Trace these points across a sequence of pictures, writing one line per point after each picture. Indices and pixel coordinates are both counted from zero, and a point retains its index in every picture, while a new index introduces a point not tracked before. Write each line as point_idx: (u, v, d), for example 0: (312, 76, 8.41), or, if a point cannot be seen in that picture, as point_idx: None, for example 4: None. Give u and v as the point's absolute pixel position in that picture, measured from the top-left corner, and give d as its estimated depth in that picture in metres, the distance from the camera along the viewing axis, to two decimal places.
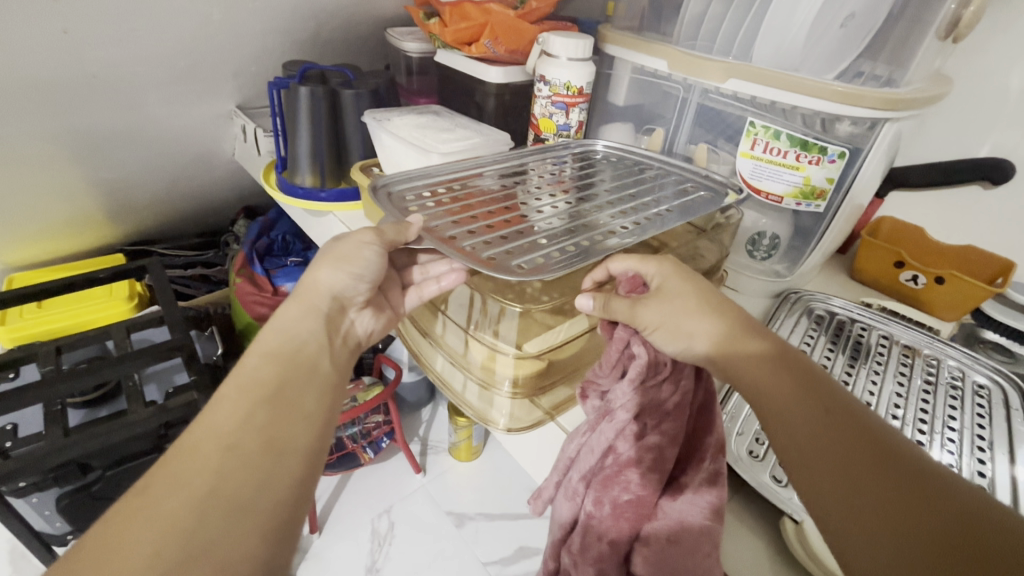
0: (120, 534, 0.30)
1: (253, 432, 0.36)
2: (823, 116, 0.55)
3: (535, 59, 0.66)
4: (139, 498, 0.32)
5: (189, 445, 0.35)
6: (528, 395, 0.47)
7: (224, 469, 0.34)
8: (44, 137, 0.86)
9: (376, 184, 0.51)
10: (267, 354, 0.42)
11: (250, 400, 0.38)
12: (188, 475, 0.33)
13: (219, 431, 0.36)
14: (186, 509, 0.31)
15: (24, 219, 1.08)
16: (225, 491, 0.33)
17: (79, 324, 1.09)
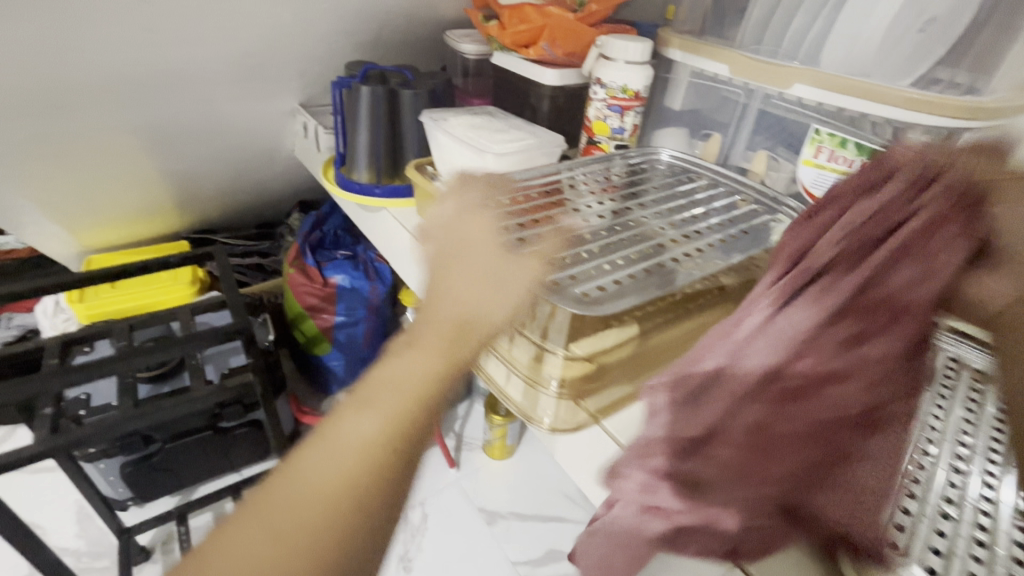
0: (287, 491, 0.30)
1: (404, 420, 0.33)
2: (896, 125, 0.52)
3: (592, 62, 0.66)
4: (308, 457, 0.31)
5: (328, 444, 0.31)
6: (575, 398, 0.47)
7: (370, 451, 0.31)
8: (126, 128, 0.93)
9: (445, 196, 0.53)
10: (418, 364, 0.35)
11: (410, 400, 0.34)
12: (327, 485, 0.30)
13: (359, 445, 0.31)
14: (344, 484, 0.30)
15: (104, 204, 1.16)
16: (370, 474, 0.31)
17: (148, 305, 1.17)
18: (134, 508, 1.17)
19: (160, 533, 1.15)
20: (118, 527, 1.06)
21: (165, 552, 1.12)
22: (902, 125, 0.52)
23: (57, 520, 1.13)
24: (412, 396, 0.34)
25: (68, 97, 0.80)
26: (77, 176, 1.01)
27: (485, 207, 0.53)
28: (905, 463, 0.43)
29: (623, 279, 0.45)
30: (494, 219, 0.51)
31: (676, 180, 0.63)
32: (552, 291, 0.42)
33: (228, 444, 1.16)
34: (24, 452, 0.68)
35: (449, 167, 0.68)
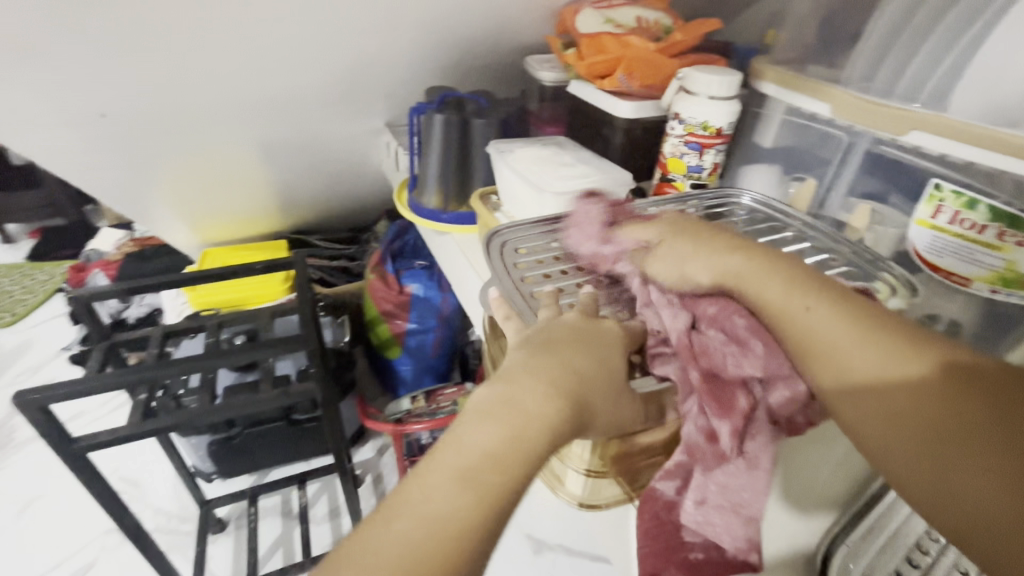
0: (374, 543, 0.30)
1: (491, 486, 0.32)
2: None
3: (672, 94, 0.61)
4: (401, 508, 0.31)
5: (412, 512, 0.31)
6: (604, 476, 0.44)
7: (449, 515, 0.31)
8: (235, 143, 1.03)
9: (491, 236, 0.52)
10: (490, 454, 0.32)
11: (495, 469, 0.32)
12: (413, 547, 0.30)
13: (433, 544, 0.30)
14: (425, 544, 0.30)
15: (218, 206, 1.30)
16: (441, 538, 0.30)
17: (244, 299, 1.28)
18: (217, 482, 1.29)
19: (235, 509, 1.26)
20: (200, 499, 1.17)
21: (237, 527, 1.22)
22: None
23: (157, 482, 1.28)
24: (503, 478, 0.32)
25: (186, 116, 0.90)
26: (195, 182, 1.14)
27: (533, 249, 0.52)
28: None
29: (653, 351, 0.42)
30: (537, 264, 0.50)
31: (758, 231, 0.56)
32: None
33: (299, 435, 1.24)
34: (120, 432, 0.77)
35: (510, 201, 0.66)
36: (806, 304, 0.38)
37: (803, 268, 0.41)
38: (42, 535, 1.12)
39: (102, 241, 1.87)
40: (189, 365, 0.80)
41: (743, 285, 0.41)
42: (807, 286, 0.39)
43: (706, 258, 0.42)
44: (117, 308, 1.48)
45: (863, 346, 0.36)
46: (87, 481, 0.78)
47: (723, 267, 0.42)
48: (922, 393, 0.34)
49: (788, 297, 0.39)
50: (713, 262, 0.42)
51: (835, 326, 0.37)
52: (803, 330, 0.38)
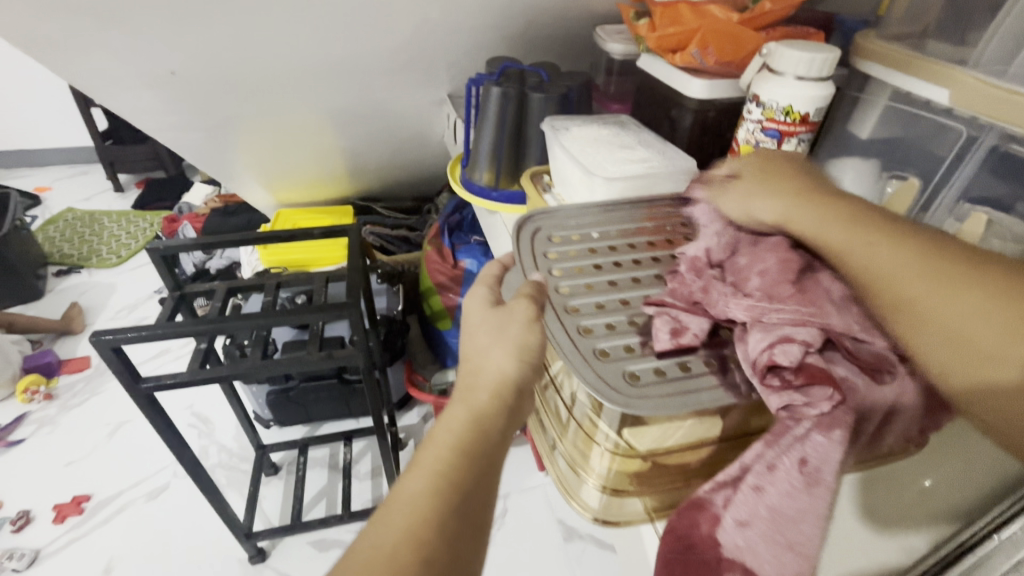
0: (381, 529, 0.31)
1: (478, 447, 0.35)
2: None
3: (753, 73, 0.54)
4: (399, 495, 0.33)
5: (410, 491, 0.33)
6: (621, 495, 0.40)
7: (447, 480, 0.33)
8: (303, 109, 1.05)
9: (525, 221, 0.48)
10: (456, 445, 0.35)
11: (474, 435, 0.35)
12: (420, 513, 0.32)
13: (407, 539, 0.31)
14: (432, 510, 0.32)
15: (290, 171, 1.36)
16: (450, 499, 0.32)
17: (308, 261, 1.34)
18: (274, 428, 1.38)
19: (288, 455, 1.34)
20: (257, 442, 1.26)
21: (288, 472, 1.31)
22: None
23: (223, 421, 1.39)
24: (481, 438, 0.35)
25: (256, 81, 0.93)
26: (268, 147, 1.19)
27: (569, 238, 0.47)
28: None
29: (697, 365, 0.37)
30: (571, 255, 0.45)
31: None
32: (597, 363, 0.36)
33: (349, 395, 1.29)
34: (180, 378, 0.84)
35: (561, 183, 0.62)
36: (865, 245, 0.34)
37: (867, 206, 0.37)
38: (126, 454, 1.27)
39: (194, 196, 2.04)
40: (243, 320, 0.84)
41: (799, 225, 0.38)
42: (859, 222, 0.36)
43: (765, 194, 0.41)
44: (201, 258, 1.60)
45: (924, 277, 0.32)
46: (152, 416, 0.86)
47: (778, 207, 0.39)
48: (995, 312, 0.29)
49: (845, 236, 0.35)
50: (768, 198, 0.41)
51: (889, 256, 0.33)
52: (859, 261, 0.34)
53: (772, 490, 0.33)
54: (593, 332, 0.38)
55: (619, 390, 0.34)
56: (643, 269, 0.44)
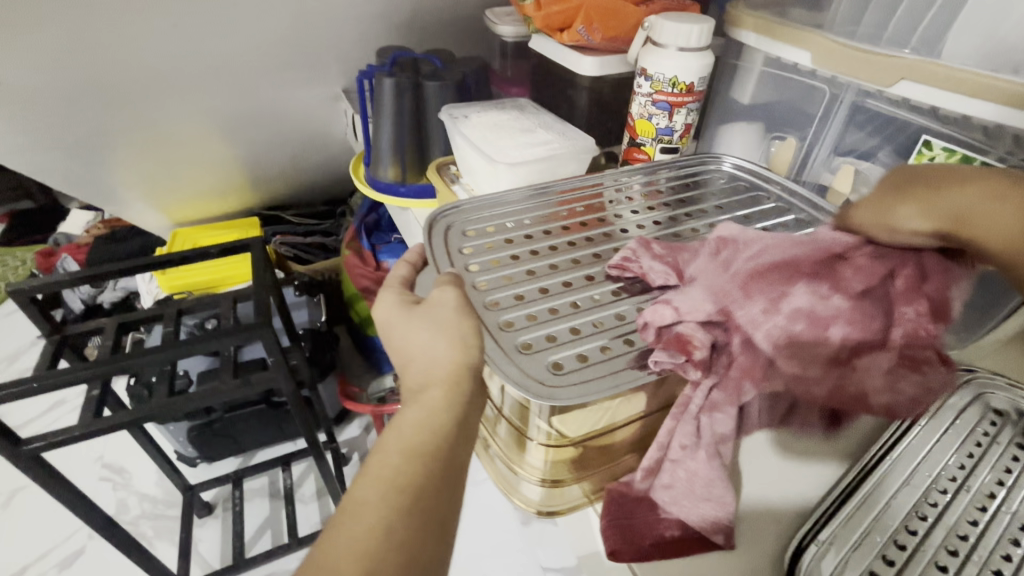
0: (329, 550, 0.27)
1: (436, 446, 0.31)
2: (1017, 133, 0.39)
3: (639, 47, 0.55)
4: (347, 510, 0.29)
5: (358, 503, 0.29)
6: (561, 484, 0.40)
7: (399, 486, 0.29)
8: (183, 116, 0.95)
9: (434, 219, 0.46)
10: (405, 450, 0.31)
11: (431, 434, 0.32)
12: (371, 526, 0.28)
13: (356, 554, 0.27)
14: (388, 521, 0.28)
15: (179, 189, 1.22)
16: (407, 505, 0.29)
17: (213, 282, 1.23)
18: (202, 466, 1.27)
19: (221, 492, 1.25)
20: (183, 484, 1.16)
21: (224, 509, 1.21)
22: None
23: (140, 469, 1.26)
24: (438, 438, 0.32)
25: (117, 89, 0.83)
26: (148, 167, 1.07)
27: (482, 231, 0.46)
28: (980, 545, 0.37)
29: (617, 345, 0.36)
30: (486, 249, 0.44)
31: (736, 200, 0.51)
32: (519, 356, 0.34)
33: (281, 418, 1.22)
34: (72, 432, 0.74)
35: (468, 173, 0.60)
36: None
37: None
38: (24, 524, 1.12)
39: (73, 225, 1.82)
40: (143, 356, 0.76)
41: (1017, 257, 0.32)
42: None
43: (980, 203, 0.32)
44: (89, 293, 1.43)
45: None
46: (43, 478, 0.76)
47: (995, 228, 0.32)
48: None
49: None
50: (953, 214, 0.32)
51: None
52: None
53: (702, 451, 0.36)
54: (514, 325, 0.37)
55: (545, 382, 0.33)
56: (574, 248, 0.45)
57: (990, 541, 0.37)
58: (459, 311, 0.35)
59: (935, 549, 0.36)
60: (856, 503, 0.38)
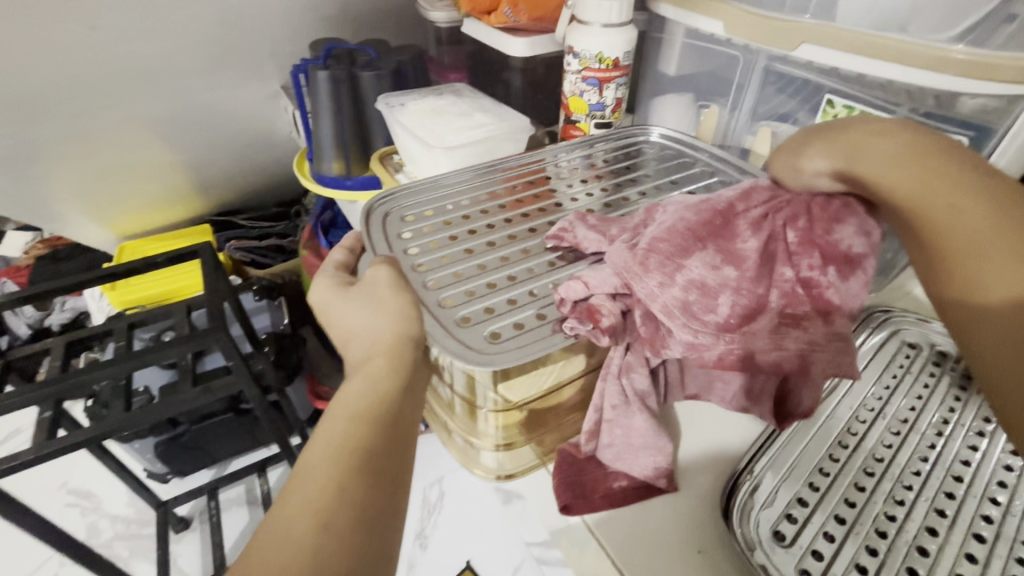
0: (280, 513, 0.27)
1: (385, 405, 0.31)
2: (909, 86, 0.42)
3: (565, 27, 0.57)
4: (297, 473, 0.28)
5: (307, 465, 0.28)
6: (514, 447, 0.42)
7: (348, 444, 0.29)
8: (116, 123, 0.92)
9: (373, 206, 0.47)
10: (353, 413, 0.30)
11: (379, 394, 0.31)
12: (322, 482, 0.27)
13: (306, 510, 0.26)
14: (338, 477, 0.27)
15: (123, 203, 1.17)
16: (359, 460, 0.28)
17: (168, 293, 1.19)
18: (174, 481, 1.25)
19: (197, 505, 1.23)
20: (155, 501, 1.14)
21: (201, 522, 1.20)
22: (916, 87, 0.42)
23: (109, 491, 1.23)
24: (386, 398, 0.32)
25: (39, 96, 0.80)
26: (86, 181, 1.03)
27: (422, 215, 0.47)
28: (893, 463, 0.40)
29: (553, 311, 0.38)
30: (425, 232, 0.45)
31: (667, 167, 0.54)
32: (458, 329, 0.36)
33: (251, 425, 1.20)
34: (25, 456, 0.72)
35: (408, 161, 0.61)
36: (949, 206, 0.34)
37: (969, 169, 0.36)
38: None
39: (10, 247, 1.73)
40: (93, 372, 0.74)
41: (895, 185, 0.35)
42: (951, 180, 0.35)
43: (879, 141, 0.37)
44: (35, 316, 1.37)
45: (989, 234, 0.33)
46: (2, 506, 0.74)
47: (881, 160, 0.36)
48: None
49: (932, 191, 0.35)
50: (849, 152, 0.37)
51: (978, 221, 0.33)
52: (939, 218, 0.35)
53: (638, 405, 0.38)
54: (453, 302, 0.38)
55: (483, 349, 0.34)
56: (512, 224, 0.46)
57: (902, 460, 0.40)
58: (396, 289, 0.36)
59: (852, 472, 0.39)
60: (783, 440, 0.41)
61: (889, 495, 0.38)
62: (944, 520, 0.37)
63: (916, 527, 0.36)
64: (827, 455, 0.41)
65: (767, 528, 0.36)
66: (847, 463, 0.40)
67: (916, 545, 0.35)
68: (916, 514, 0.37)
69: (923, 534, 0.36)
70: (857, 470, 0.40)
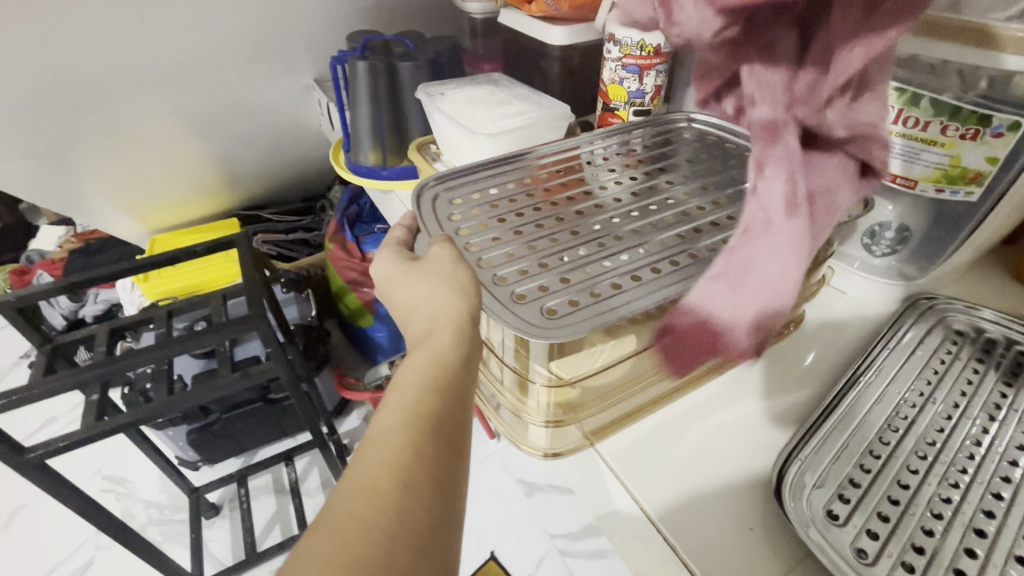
0: (358, 458, 0.30)
1: (454, 376, 0.34)
2: (960, 67, 0.40)
3: (605, 14, 0.57)
4: (371, 433, 0.31)
5: (380, 427, 0.31)
6: (563, 419, 0.43)
7: (417, 410, 0.31)
8: (155, 116, 0.95)
9: (421, 189, 0.48)
10: (422, 383, 0.33)
11: (441, 368, 0.34)
12: (395, 445, 0.30)
13: (386, 465, 0.29)
14: (410, 442, 0.30)
15: (158, 196, 1.21)
16: (430, 423, 0.31)
17: (201, 284, 1.22)
18: (204, 469, 1.28)
19: (226, 492, 1.25)
20: (188, 487, 1.16)
21: (231, 509, 1.22)
22: (970, 68, 0.39)
23: (143, 477, 1.26)
24: (447, 375, 0.34)
25: (84, 88, 0.82)
26: (124, 172, 1.06)
27: (468, 198, 0.47)
28: (948, 448, 0.40)
29: (605, 290, 0.39)
30: (473, 215, 0.45)
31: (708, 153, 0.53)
32: (515, 305, 0.36)
33: (279, 414, 1.22)
34: (74, 436, 0.75)
35: (448, 149, 0.62)
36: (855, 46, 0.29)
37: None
38: (29, 539, 1.11)
39: (45, 241, 1.78)
40: (138, 356, 0.76)
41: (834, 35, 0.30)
42: None
43: None
44: (71, 307, 1.41)
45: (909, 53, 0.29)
46: (51, 485, 0.76)
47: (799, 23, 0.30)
48: None
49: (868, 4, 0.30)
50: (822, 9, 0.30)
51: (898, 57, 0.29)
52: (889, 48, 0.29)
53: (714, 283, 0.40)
54: (507, 280, 0.39)
55: (538, 323, 0.35)
56: (554, 208, 0.47)
57: (956, 445, 0.40)
58: (456, 263, 0.38)
59: (903, 455, 0.39)
60: (831, 422, 0.41)
61: (944, 479, 0.38)
62: (1000, 504, 0.36)
63: (974, 512, 0.36)
64: (878, 436, 0.41)
65: (820, 506, 0.37)
66: (898, 447, 0.40)
67: (975, 529, 0.35)
68: (972, 497, 0.37)
69: (980, 517, 0.36)
70: (910, 459, 0.39)
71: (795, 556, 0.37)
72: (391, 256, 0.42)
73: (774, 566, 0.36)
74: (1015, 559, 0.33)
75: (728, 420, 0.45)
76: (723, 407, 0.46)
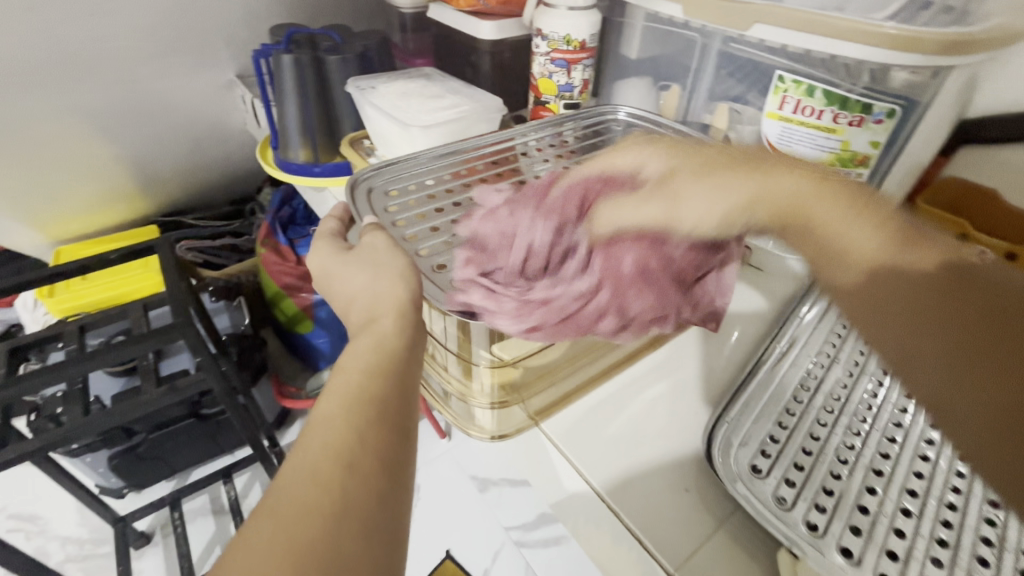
0: (300, 448, 0.29)
1: (398, 360, 0.34)
2: (846, 61, 0.46)
3: (532, 10, 0.59)
4: (314, 423, 0.30)
5: (323, 416, 0.31)
6: (508, 403, 0.44)
7: (361, 396, 0.31)
8: (53, 115, 0.87)
9: (356, 182, 0.47)
10: (366, 369, 0.33)
11: (385, 353, 0.34)
12: (339, 432, 0.29)
13: (329, 451, 0.28)
14: (355, 428, 0.30)
15: (61, 203, 1.10)
16: (375, 410, 0.31)
17: (117, 296, 1.12)
18: (130, 495, 1.18)
19: (157, 518, 1.17)
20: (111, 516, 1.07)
21: (164, 535, 1.14)
22: (854, 61, 0.46)
23: (57, 512, 1.15)
24: (390, 359, 0.34)
25: None
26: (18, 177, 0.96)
27: (405, 190, 0.48)
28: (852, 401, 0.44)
29: None
30: (411, 205, 0.46)
31: None
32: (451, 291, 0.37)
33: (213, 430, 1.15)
34: None
35: (382, 143, 0.61)
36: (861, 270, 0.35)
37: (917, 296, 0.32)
38: None
39: None
40: (46, 374, 0.69)
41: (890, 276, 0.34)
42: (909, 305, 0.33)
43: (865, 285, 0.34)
44: None
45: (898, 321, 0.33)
46: None
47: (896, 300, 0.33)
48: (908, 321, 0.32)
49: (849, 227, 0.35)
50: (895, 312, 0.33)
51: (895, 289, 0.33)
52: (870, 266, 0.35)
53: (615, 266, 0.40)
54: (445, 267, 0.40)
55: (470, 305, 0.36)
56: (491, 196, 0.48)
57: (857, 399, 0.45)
58: (396, 253, 0.38)
59: (813, 412, 0.44)
60: (752, 385, 0.45)
61: (847, 428, 0.42)
62: (894, 446, 0.41)
63: (872, 455, 0.40)
64: (791, 396, 0.45)
65: (744, 462, 0.40)
66: (809, 405, 0.44)
67: (874, 471, 0.39)
68: (871, 441, 0.41)
69: (878, 459, 0.40)
70: (820, 415, 0.43)
71: (726, 509, 0.40)
72: (326, 250, 0.42)
73: (707, 519, 0.39)
74: (907, 492, 0.38)
75: (663, 393, 0.48)
76: (658, 381, 0.49)
